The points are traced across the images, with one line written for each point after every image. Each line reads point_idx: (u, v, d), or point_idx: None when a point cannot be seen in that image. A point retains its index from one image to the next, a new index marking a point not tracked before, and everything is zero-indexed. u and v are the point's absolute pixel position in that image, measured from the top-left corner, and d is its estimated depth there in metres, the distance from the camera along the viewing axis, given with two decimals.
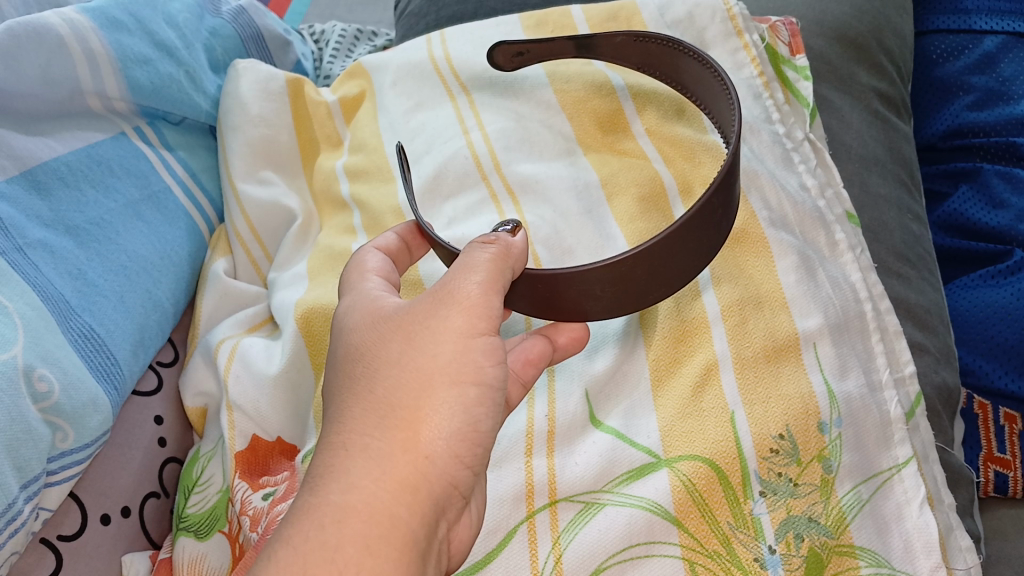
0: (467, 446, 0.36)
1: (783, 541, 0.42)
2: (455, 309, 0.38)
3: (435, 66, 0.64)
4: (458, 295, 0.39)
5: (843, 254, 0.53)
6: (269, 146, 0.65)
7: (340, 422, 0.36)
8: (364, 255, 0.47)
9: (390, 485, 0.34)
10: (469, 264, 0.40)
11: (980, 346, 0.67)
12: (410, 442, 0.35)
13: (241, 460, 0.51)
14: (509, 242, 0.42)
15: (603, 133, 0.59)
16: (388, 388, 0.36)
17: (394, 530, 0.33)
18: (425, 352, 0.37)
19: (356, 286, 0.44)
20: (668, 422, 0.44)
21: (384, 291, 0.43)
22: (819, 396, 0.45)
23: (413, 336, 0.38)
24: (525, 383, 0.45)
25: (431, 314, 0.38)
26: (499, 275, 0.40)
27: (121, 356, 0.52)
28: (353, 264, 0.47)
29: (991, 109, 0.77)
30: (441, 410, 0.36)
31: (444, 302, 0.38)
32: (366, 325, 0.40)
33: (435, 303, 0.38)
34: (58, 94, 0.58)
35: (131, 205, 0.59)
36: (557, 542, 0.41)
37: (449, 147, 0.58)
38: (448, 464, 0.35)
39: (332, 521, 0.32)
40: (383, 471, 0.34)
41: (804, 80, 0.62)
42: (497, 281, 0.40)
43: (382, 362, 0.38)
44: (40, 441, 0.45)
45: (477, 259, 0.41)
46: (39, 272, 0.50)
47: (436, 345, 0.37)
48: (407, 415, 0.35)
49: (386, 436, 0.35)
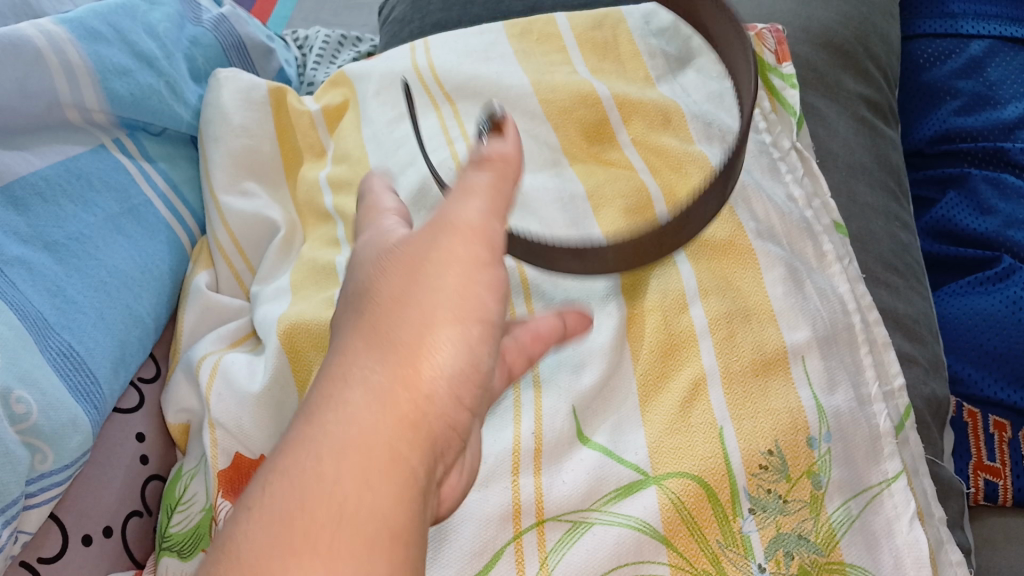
0: (469, 388, 0.33)
1: (772, 560, 0.42)
2: (452, 237, 0.34)
3: (418, 75, 0.62)
4: (459, 220, 0.35)
5: (830, 265, 0.52)
6: (251, 157, 0.64)
7: (338, 355, 0.33)
8: (378, 198, 0.43)
9: (392, 421, 0.30)
10: (468, 187, 0.35)
11: (968, 353, 0.66)
12: (411, 379, 0.31)
13: (223, 479, 0.51)
14: (507, 155, 0.36)
15: (589, 143, 0.57)
16: (390, 320, 0.33)
17: (395, 466, 0.29)
18: (428, 284, 0.33)
19: (376, 221, 0.41)
20: (655, 439, 0.44)
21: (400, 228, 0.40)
22: (808, 411, 0.45)
23: (415, 266, 0.34)
24: (531, 357, 0.40)
25: (431, 242, 0.35)
26: (504, 195, 0.36)
27: (101, 374, 0.51)
28: (370, 206, 0.43)
29: (976, 114, 0.77)
30: (443, 348, 0.33)
31: (438, 230, 0.35)
32: (373, 258, 0.37)
33: (436, 229, 0.35)
34: (36, 107, 0.57)
35: (111, 219, 0.58)
36: (545, 563, 0.41)
37: (433, 159, 0.58)
38: (448, 405, 0.32)
39: (331, 454, 0.29)
40: (384, 404, 0.30)
41: (791, 88, 0.61)
42: (502, 203, 0.36)
43: (384, 297, 0.34)
44: (18, 464, 0.44)
45: (475, 179, 0.36)
46: (18, 290, 0.50)
47: (440, 274, 0.34)
48: (409, 350, 0.32)
49: (387, 369, 0.31)
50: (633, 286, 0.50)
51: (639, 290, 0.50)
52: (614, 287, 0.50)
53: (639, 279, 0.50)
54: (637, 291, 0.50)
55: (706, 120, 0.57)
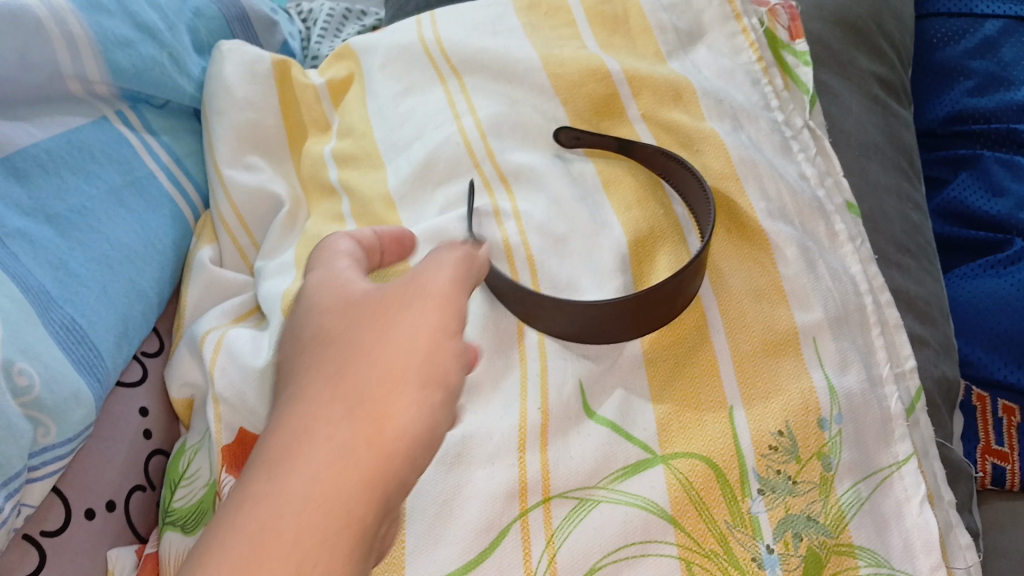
0: (427, 451, 0.35)
1: (781, 541, 0.41)
2: (424, 301, 0.37)
3: (425, 48, 0.62)
4: (428, 287, 0.37)
5: (842, 245, 0.51)
6: (255, 131, 0.64)
7: (296, 400, 0.35)
8: (335, 241, 0.45)
9: (349, 479, 0.32)
10: (436, 260, 0.39)
11: (978, 336, 0.66)
12: (373, 439, 0.33)
13: (227, 454, 0.50)
14: (474, 251, 0.40)
15: (598, 119, 0.57)
16: (354, 374, 0.35)
17: (347, 527, 0.31)
18: (394, 345, 0.35)
19: (327, 262, 0.43)
20: (664, 416, 0.44)
21: (350, 273, 0.42)
22: (819, 392, 0.45)
23: (385, 323, 0.36)
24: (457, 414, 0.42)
25: (402, 305, 0.37)
26: (470, 271, 0.39)
27: (104, 348, 0.51)
28: (323, 250, 0.44)
29: (991, 94, 0.76)
30: (407, 411, 0.34)
31: (413, 292, 0.37)
32: (337, 306, 0.39)
33: (406, 296, 0.37)
34: (38, 78, 0.55)
35: (114, 192, 0.57)
36: (551, 541, 0.41)
37: (439, 133, 0.57)
38: (405, 465, 0.33)
39: (289, 509, 0.31)
40: (342, 462, 0.32)
41: (804, 66, 0.60)
42: (468, 278, 0.39)
43: (357, 346, 0.36)
44: (21, 438, 0.44)
45: (445, 256, 0.39)
46: (20, 263, 0.49)
47: (408, 340, 0.36)
48: (372, 409, 0.34)
49: (350, 427, 0.33)
50: (642, 259, 0.50)
51: (650, 266, 0.50)
52: (622, 263, 0.49)
53: (649, 254, 0.50)
54: (647, 266, 0.50)
55: (717, 97, 0.56)
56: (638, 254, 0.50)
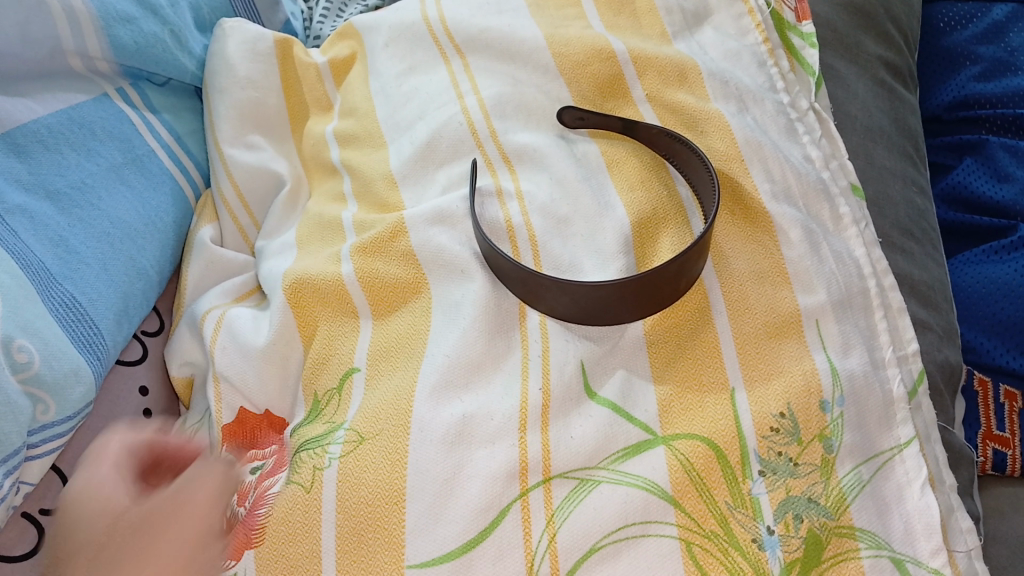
0: None
1: (781, 522, 0.41)
2: (188, 521, 0.46)
3: (428, 27, 0.61)
4: (185, 506, 0.46)
5: (846, 228, 0.51)
6: (257, 110, 0.63)
7: None
8: (103, 442, 0.49)
9: None
10: (178, 499, 0.46)
11: (981, 323, 0.65)
12: None
13: (227, 434, 0.51)
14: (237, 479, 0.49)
15: (602, 100, 0.56)
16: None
17: None
18: (160, 558, 0.44)
19: (90, 464, 0.48)
20: (666, 397, 0.44)
21: (118, 483, 0.47)
22: (821, 374, 0.44)
23: (150, 543, 0.45)
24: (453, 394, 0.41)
25: (162, 528, 0.45)
26: (223, 499, 0.47)
27: (104, 325, 0.51)
28: (93, 451, 0.49)
29: (997, 80, 0.76)
30: None
31: (176, 514, 0.46)
32: (98, 517, 0.46)
33: (158, 534, 0.45)
34: (38, 54, 0.55)
35: (115, 169, 0.57)
36: (551, 521, 0.41)
37: (442, 113, 0.56)
38: None
39: None
40: None
41: (810, 48, 0.60)
42: (220, 506, 0.47)
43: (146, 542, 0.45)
44: (20, 414, 0.44)
45: (185, 495, 0.47)
46: (19, 239, 0.49)
47: (170, 552, 0.45)
48: None
49: None
50: (645, 241, 0.50)
51: (652, 247, 0.50)
52: (624, 244, 0.49)
53: (652, 236, 0.50)
54: (650, 248, 0.50)
55: (723, 78, 0.55)
56: (641, 235, 0.50)
